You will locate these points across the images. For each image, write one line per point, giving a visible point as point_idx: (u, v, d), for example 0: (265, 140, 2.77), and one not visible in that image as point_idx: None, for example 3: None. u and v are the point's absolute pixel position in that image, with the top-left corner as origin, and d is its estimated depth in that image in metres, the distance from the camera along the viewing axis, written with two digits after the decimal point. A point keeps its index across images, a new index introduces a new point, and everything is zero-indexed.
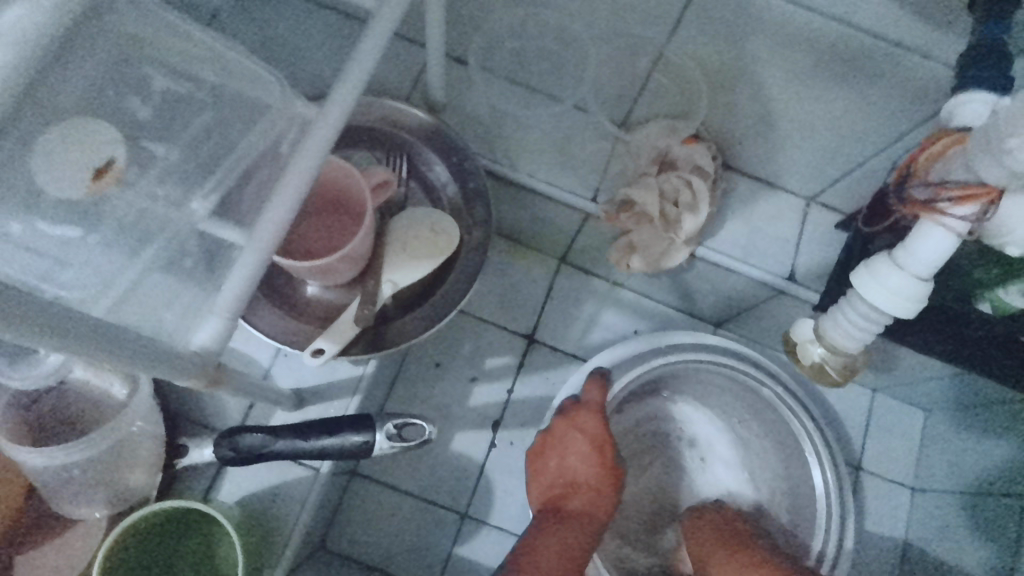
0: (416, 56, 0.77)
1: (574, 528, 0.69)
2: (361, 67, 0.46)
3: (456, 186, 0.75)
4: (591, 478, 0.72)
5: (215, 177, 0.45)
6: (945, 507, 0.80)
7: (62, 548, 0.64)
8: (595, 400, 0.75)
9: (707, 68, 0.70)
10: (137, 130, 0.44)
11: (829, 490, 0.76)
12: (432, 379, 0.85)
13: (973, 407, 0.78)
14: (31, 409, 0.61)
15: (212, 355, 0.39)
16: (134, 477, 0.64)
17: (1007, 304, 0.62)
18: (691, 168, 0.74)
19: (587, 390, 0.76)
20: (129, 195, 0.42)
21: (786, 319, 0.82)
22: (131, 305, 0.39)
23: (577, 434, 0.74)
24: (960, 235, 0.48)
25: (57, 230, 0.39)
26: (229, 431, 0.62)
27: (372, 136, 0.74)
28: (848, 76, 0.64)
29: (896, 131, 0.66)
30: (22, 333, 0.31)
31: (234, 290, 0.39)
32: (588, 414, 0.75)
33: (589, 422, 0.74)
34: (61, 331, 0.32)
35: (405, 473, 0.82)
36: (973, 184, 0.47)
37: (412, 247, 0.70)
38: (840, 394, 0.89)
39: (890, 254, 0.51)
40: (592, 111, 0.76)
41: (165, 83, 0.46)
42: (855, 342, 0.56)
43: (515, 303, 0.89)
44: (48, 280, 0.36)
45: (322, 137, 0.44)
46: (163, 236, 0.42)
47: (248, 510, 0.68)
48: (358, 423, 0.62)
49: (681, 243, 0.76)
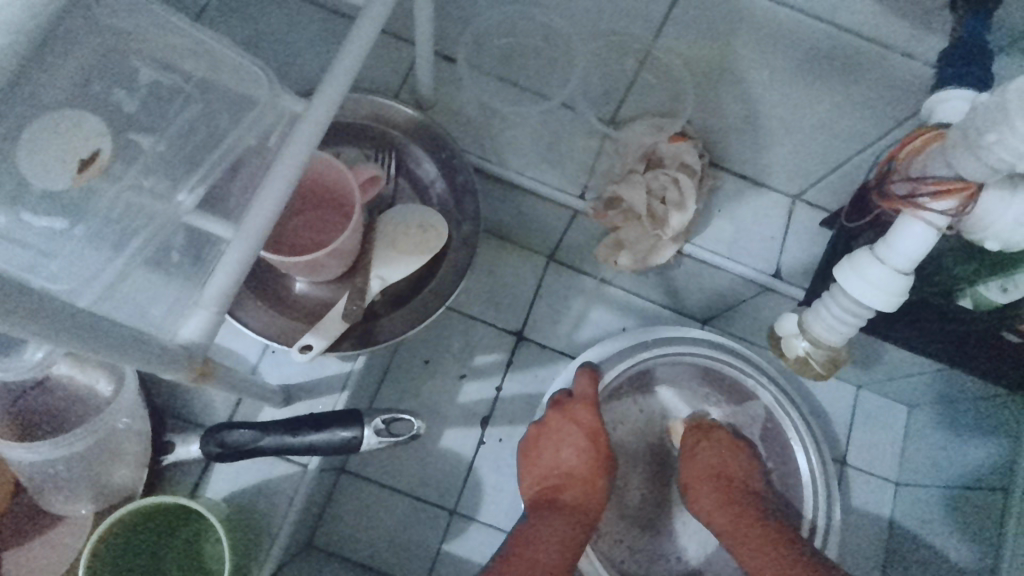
0: (405, 53, 0.77)
1: (566, 520, 0.70)
2: (348, 61, 0.47)
3: (445, 183, 0.75)
4: (585, 469, 0.74)
5: (201, 170, 0.44)
6: (926, 501, 0.81)
7: (49, 545, 0.63)
8: (588, 393, 0.75)
9: (694, 68, 0.70)
10: (124, 123, 0.43)
11: (813, 473, 0.79)
12: (421, 376, 0.85)
13: (957, 401, 0.79)
14: (18, 405, 0.61)
15: (201, 348, 0.39)
16: (121, 474, 0.63)
17: (987, 298, 0.62)
18: (678, 166, 0.75)
19: (579, 382, 0.76)
20: (115, 188, 0.41)
21: (771, 316, 0.83)
22: (117, 298, 0.39)
23: (572, 428, 0.74)
24: (940, 229, 0.50)
25: (43, 222, 0.39)
26: (216, 426, 0.61)
27: (360, 133, 0.74)
28: (832, 74, 0.64)
29: (880, 129, 0.67)
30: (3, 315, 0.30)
31: (219, 284, 0.39)
32: (581, 408, 0.75)
33: (583, 415, 0.75)
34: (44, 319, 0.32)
35: (395, 470, 0.82)
36: (950, 178, 0.48)
37: (401, 243, 0.70)
38: (825, 389, 0.90)
39: (872, 247, 0.52)
40: (580, 109, 0.76)
41: (152, 75, 0.45)
42: (838, 334, 0.57)
43: (504, 301, 0.89)
44: (36, 272, 0.37)
45: (312, 129, 0.44)
46: (148, 229, 0.42)
47: (237, 507, 0.68)
48: (346, 418, 0.62)
49: (668, 239, 0.77)
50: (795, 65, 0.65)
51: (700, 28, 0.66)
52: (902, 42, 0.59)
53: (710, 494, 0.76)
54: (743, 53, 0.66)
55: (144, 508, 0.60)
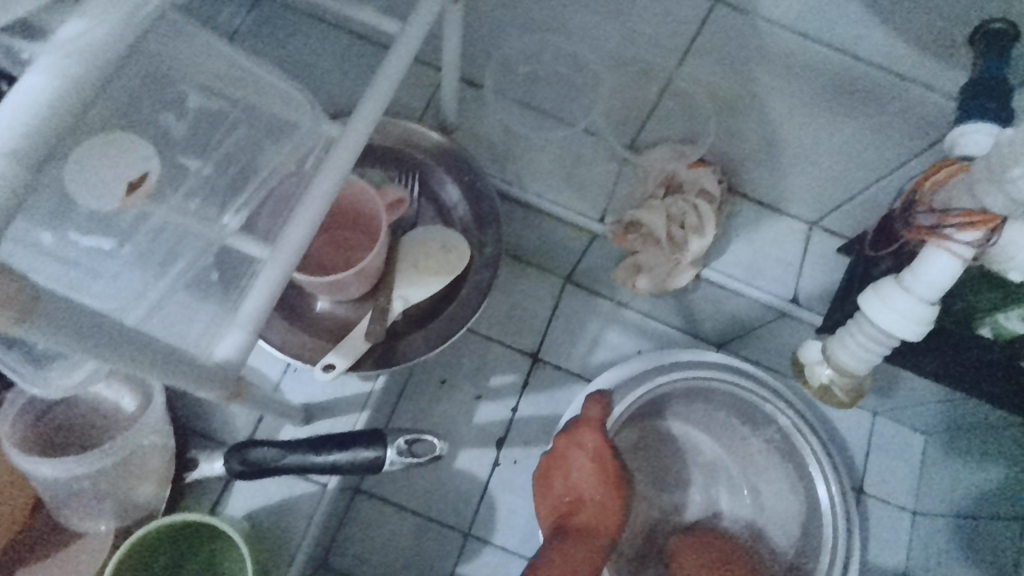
0: (429, 77, 0.78)
1: (579, 545, 0.68)
2: (384, 88, 0.48)
3: (467, 207, 0.76)
4: (597, 494, 0.71)
5: (245, 194, 0.47)
6: (946, 531, 0.81)
7: (63, 562, 0.63)
8: (596, 417, 0.75)
9: (715, 98, 0.70)
10: (170, 146, 0.43)
11: (834, 505, 0.77)
12: (438, 396, 0.86)
13: (974, 430, 0.79)
14: (40, 420, 0.61)
15: (236, 366, 0.40)
16: (143, 490, 0.64)
17: (1007, 329, 0.62)
18: (697, 193, 0.76)
19: (588, 408, 0.76)
20: (163, 211, 0.42)
21: (787, 340, 0.84)
22: (158, 318, 0.40)
23: (578, 453, 0.74)
24: (966, 259, 0.50)
25: (89, 241, 0.38)
26: (240, 444, 0.62)
27: (386, 155, 0.75)
28: (854, 106, 0.65)
29: (898, 159, 0.68)
30: (55, 330, 0.30)
31: (257, 304, 0.41)
32: (588, 432, 0.75)
33: (588, 439, 0.74)
34: (89, 334, 0.32)
35: (410, 491, 0.82)
36: (974, 211, 0.49)
37: (423, 265, 0.71)
38: (842, 415, 0.90)
39: (897, 277, 0.53)
40: (604, 134, 0.78)
41: (199, 100, 0.44)
42: (863, 362, 0.57)
43: (521, 322, 0.90)
44: (81, 289, 0.37)
45: (348, 152, 0.46)
46: (191, 249, 0.43)
47: (256, 524, 0.68)
48: (369, 437, 0.62)
49: (686, 264, 0.78)
50: (815, 95, 0.65)
51: (721, 64, 0.66)
52: (922, 76, 0.60)
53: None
54: (764, 85, 0.66)
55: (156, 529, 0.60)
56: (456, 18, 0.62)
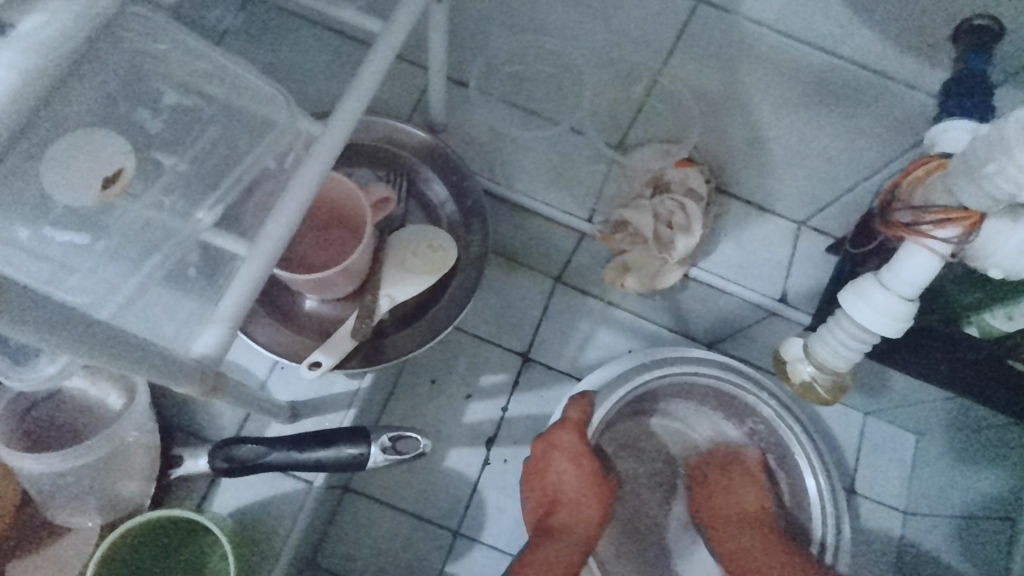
0: (417, 78, 0.79)
1: (559, 543, 0.71)
2: (362, 87, 0.48)
3: (455, 206, 0.77)
4: (577, 494, 0.74)
5: (220, 190, 0.45)
6: (934, 531, 0.80)
7: (52, 556, 0.64)
8: (576, 419, 0.74)
9: (701, 97, 0.70)
10: (146, 142, 0.44)
11: (822, 495, 0.78)
12: (427, 395, 0.86)
13: (964, 431, 0.78)
14: (27, 415, 0.62)
15: (212, 363, 0.40)
16: (128, 486, 0.64)
17: (992, 326, 0.62)
18: (684, 192, 0.75)
19: (568, 408, 0.75)
20: (136, 207, 0.42)
21: (777, 340, 0.84)
22: (133, 314, 0.39)
23: (557, 454, 0.74)
24: (943, 257, 0.50)
25: (65, 236, 0.39)
26: (224, 441, 0.62)
27: (375, 155, 0.76)
28: (839, 105, 0.65)
29: (884, 158, 0.68)
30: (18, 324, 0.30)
31: (233, 301, 0.40)
32: (567, 432, 0.74)
33: (566, 440, 0.73)
34: (58, 328, 0.32)
35: (399, 489, 0.82)
36: (953, 208, 0.48)
37: (411, 264, 0.71)
38: (833, 415, 0.90)
39: (876, 274, 0.53)
40: (588, 133, 0.77)
41: (174, 96, 0.45)
42: (843, 359, 0.57)
43: (511, 322, 0.90)
44: (57, 285, 0.37)
45: (327, 150, 0.46)
46: (167, 246, 0.42)
47: (241, 522, 0.68)
48: (353, 434, 0.62)
49: (674, 263, 0.78)
50: (799, 92, 0.65)
51: (707, 63, 0.66)
52: (904, 73, 0.60)
53: (731, 527, 0.81)
54: (751, 82, 0.66)
55: (119, 536, 0.59)
56: (440, 17, 0.62)
